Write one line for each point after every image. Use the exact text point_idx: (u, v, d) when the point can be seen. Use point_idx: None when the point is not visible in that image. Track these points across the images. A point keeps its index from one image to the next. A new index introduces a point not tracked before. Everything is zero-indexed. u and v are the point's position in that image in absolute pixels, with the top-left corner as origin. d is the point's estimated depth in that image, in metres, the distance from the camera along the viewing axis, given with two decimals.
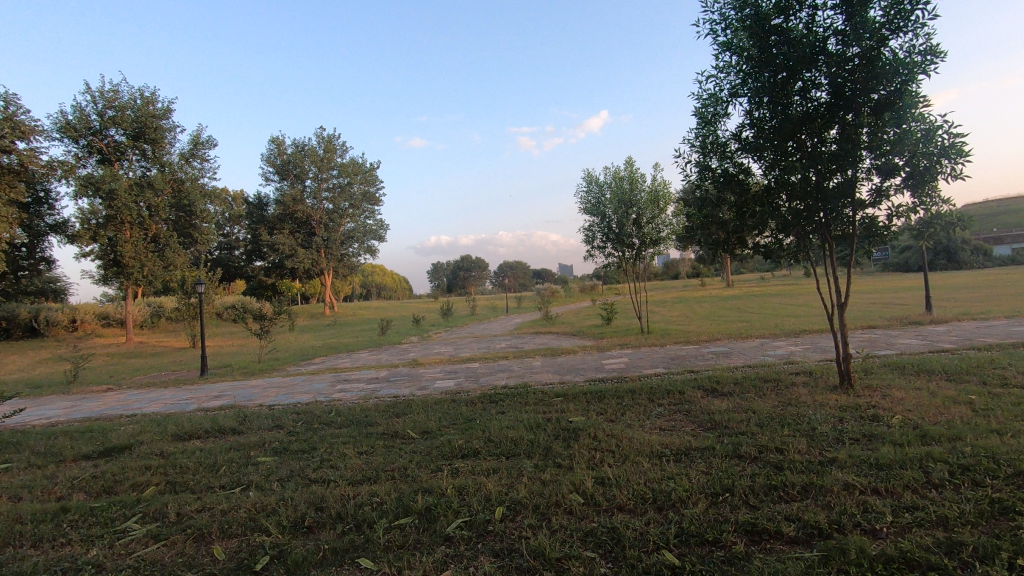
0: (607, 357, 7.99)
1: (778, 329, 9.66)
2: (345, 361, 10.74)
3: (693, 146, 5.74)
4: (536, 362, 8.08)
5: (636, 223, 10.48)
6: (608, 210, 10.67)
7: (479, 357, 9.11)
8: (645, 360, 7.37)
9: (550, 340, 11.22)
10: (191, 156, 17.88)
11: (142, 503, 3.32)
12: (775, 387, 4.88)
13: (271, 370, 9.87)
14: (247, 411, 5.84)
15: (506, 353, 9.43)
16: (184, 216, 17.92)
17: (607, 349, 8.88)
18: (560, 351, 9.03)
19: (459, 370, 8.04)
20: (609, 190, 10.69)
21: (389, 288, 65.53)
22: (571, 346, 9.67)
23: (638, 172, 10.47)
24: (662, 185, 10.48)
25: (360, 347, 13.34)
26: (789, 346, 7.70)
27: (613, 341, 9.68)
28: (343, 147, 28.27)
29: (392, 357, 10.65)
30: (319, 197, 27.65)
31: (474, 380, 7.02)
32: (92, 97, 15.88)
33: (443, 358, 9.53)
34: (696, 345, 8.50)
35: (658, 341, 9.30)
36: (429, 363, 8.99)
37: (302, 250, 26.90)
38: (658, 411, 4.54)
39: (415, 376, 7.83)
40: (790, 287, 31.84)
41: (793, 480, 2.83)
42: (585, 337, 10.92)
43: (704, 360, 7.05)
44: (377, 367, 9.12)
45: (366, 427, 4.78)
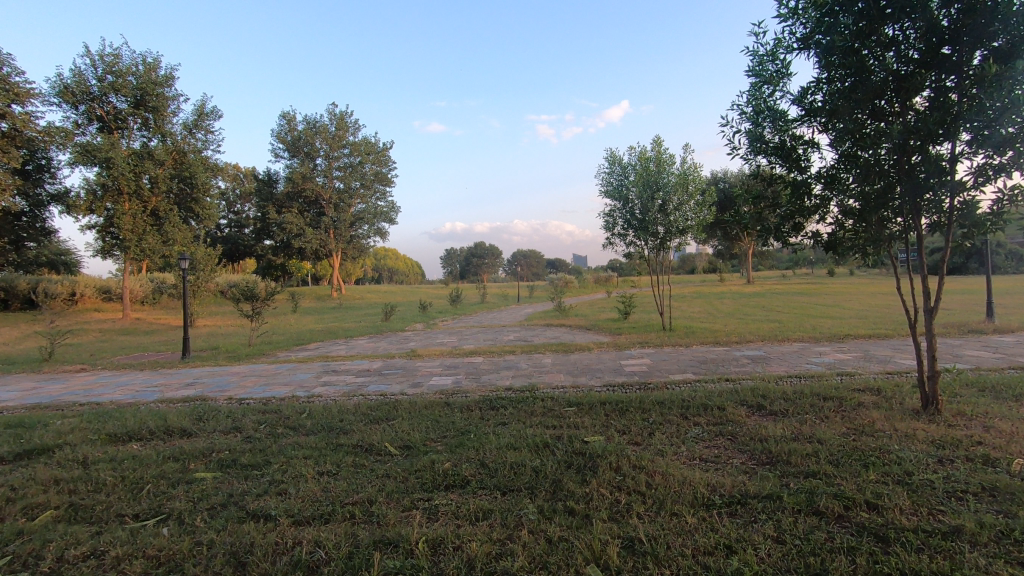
0: (626, 357, 7.11)
1: (818, 332, 8.68)
2: (340, 348, 9.96)
3: (743, 113, 4.78)
4: (547, 360, 7.21)
5: (661, 210, 9.51)
6: (631, 195, 9.73)
7: (483, 351, 8.25)
8: (670, 364, 6.46)
9: (563, 333, 10.36)
10: (194, 126, 17.19)
11: (21, 539, 2.53)
12: (839, 408, 3.97)
13: (259, 355, 9.12)
14: (210, 406, 5.07)
15: (514, 347, 8.57)
16: (185, 189, 17.25)
17: (626, 347, 7.99)
18: (573, 347, 8.15)
19: (460, 365, 7.19)
20: (633, 173, 9.74)
21: (401, 273, 65.02)
22: (585, 342, 8.78)
23: (666, 153, 9.49)
24: (691, 169, 9.50)
25: (360, 333, 12.58)
26: (836, 354, 6.73)
27: (632, 339, 8.77)
28: (355, 125, 27.43)
29: (391, 346, 9.87)
30: (330, 176, 26.92)
31: (474, 379, 6.18)
32: (92, 61, 15.21)
33: (444, 350, 8.69)
34: (726, 347, 7.59)
35: (683, 340, 8.37)
36: (428, 355, 8.16)
37: (310, 231, 26.23)
38: (694, 434, 3.66)
39: (410, 370, 7.02)
40: (815, 286, 30.49)
41: (914, 565, 1.95)
42: (601, 332, 10.02)
43: (741, 366, 6.12)
44: (373, 357, 8.35)
45: (337, 435, 3.97)
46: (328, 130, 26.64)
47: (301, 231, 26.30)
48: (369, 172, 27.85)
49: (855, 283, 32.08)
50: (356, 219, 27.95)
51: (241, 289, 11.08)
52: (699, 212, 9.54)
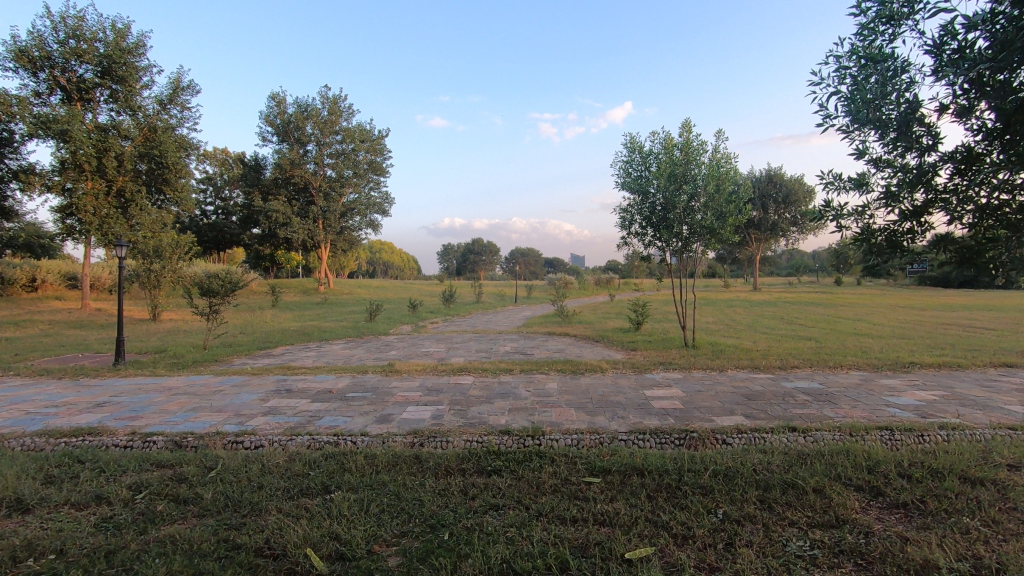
0: (650, 386, 5.73)
1: (872, 357, 7.34)
2: (307, 355, 8.54)
3: (845, 68, 3.45)
4: (552, 386, 5.81)
5: (688, 208, 8.12)
6: (652, 189, 8.33)
7: (475, 368, 6.85)
8: (711, 401, 5.06)
9: (568, 346, 8.99)
10: (169, 101, 15.80)
11: None
12: (1006, 505, 2.62)
13: (209, 363, 7.68)
14: (93, 450, 3.68)
15: (511, 363, 7.17)
16: (156, 169, 15.72)
17: (646, 369, 6.62)
18: (582, 367, 6.77)
19: (444, 388, 5.79)
20: (655, 162, 8.31)
21: (397, 267, 63.56)
22: (595, 360, 7.39)
23: (696, 140, 8.08)
24: (726, 161, 8.09)
25: (338, 335, 11.16)
26: (916, 392, 5.36)
27: (651, 358, 7.39)
28: (349, 111, 25.92)
29: (368, 355, 8.47)
30: (321, 163, 25.40)
31: (459, 412, 4.80)
32: (52, 24, 13.72)
33: (429, 364, 7.29)
34: (771, 375, 6.24)
35: (713, 362, 7.00)
36: (407, 371, 6.76)
37: (297, 220, 24.73)
38: (797, 551, 2.29)
39: (381, 393, 5.63)
40: (825, 296, 29.23)
41: None
42: (611, 347, 8.62)
43: (804, 409, 4.73)
44: (341, 371, 6.94)
45: (243, 521, 2.60)
46: (320, 114, 25.10)
47: (288, 221, 24.80)
48: (363, 161, 26.36)
49: (865, 294, 30.90)
50: (348, 209, 26.52)
51: (200, 283, 9.64)
52: (732, 213, 8.13)
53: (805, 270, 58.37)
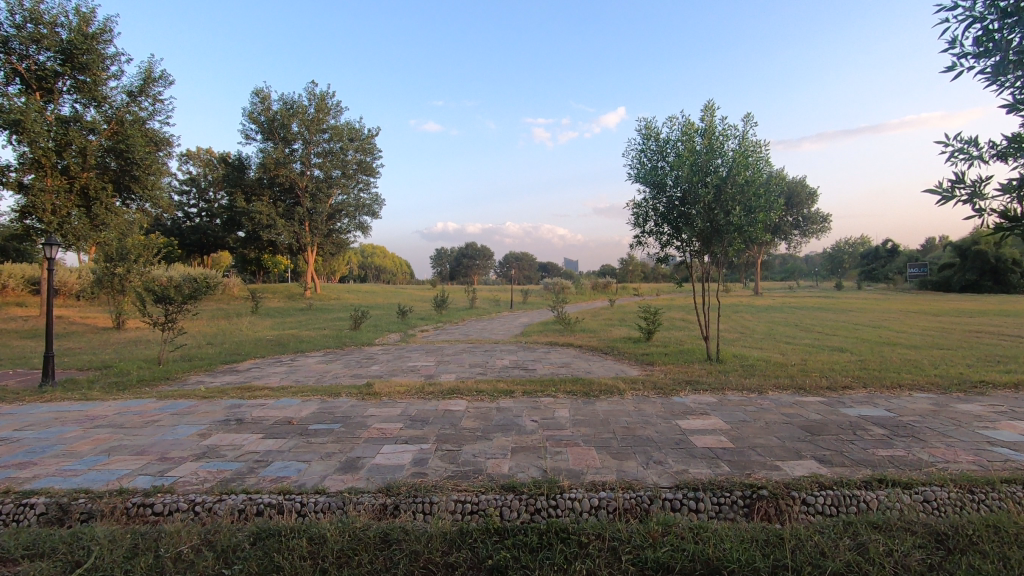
0: (683, 415, 4.68)
1: (931, 375, 6.30)
2: (275, 372, 7.43)
3: None
4: (563, 414, 4.75)
5: (711, 203, 7.08)
6: (671, 182, 7.31)
7: (468, 390, 5.78)
8: (766, 438, 4.02)
9: (575, 359, 7.91)
10: (139, 92, 14.70)
11: None
12: None
13: (156, 383, 6.53)
14: None
15: (511, 382, 6.10)
16: (123, 165, 14.53)
17: (672, 391, 5.58)
18: (595, 388, 5.72)
19: (430, 418, 4.72)
20: (673, 151, 7.31)
21: (389, 271, 62.41)
22: (609, 378, 6.33)
23: (720, 126, 7.08)
24: (755, 149, 7.06)
25: (316, 346, 10.03)
26: (1014, 422, 4.34)
27: (674, 376, 6.35)
28: (337, 108, 24.74)
29: (345, 371, 7.37)
30: (307, 163, 24.26)
31: (447, 455, 3.74)
32: (7, 6, 12.56)
33: (414, 384, 6.20)
34: (824, 399, 5.20)
35: (748, 382, 5.97)
36: (387, 393, 5.68)
37: (281, 222, 23.51)
38: None
39: (353, 424, 4.56)
40: (830, 300, 28.33)
41: None
42: (622, 361, 7.58)
43: (891, 450, 3.70)
44: (308, 393, 5.86)
45: None
46: (307, 112, 23.93)
47: (271, 222, 23.58)
48: (352, 161, 25.26)
49: (870, 299, 30.02)
50: (335, 211, 25.46)
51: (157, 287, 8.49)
52: (762, 209, 7.07)
53: (803, 274, 57.67)
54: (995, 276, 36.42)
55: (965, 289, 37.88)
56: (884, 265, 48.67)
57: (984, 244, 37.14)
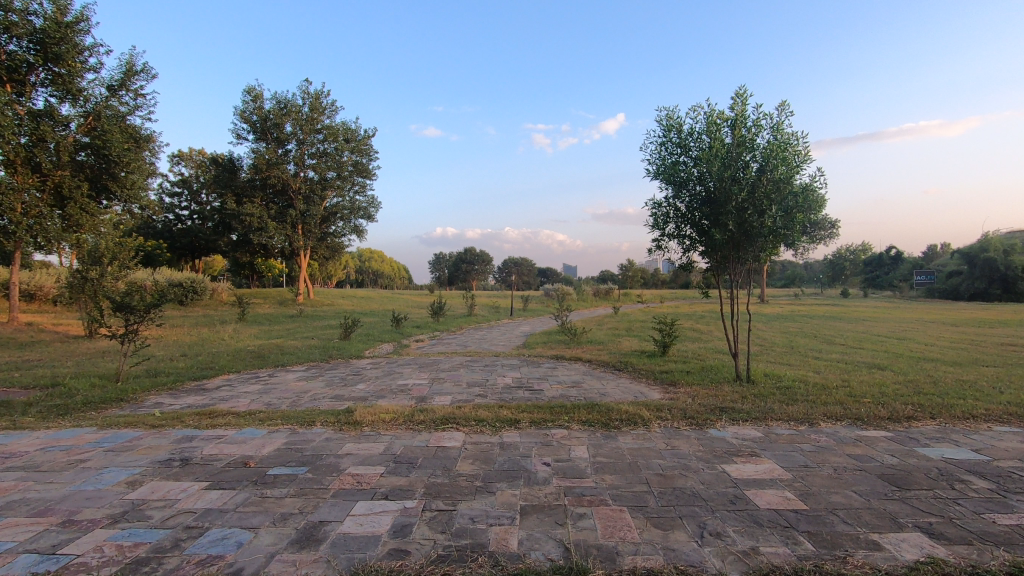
0: (729, 457, 3.81)
1: (1001, 400, 5.45)
2: (247, 391, 6.55)
3: None
4: (581, 455, 3.88)
5: (742, 203, 6.21)
6: (694, 178, 6.47)
7: (466, 418, 4.91)
8: (843, 493, 3.15)
9: (586, 377, 7.05)
10: (119, 86, 13.90)
11: None
12: None
13: (104, 406, 5.64)
14: None
15: (515, 408, 5.23)
16: (101, 163, 13.69)
17: (706, 423, 4.72)
18: (614, 417, 4.85)
19: (418, 459, 3.85)
20: (698, 144, 6.45)
21: (387, 276, 61.60)
22: (628, 402, 5.48)
23: (751, 115, 6.21)
24: (792, 141, 6.16)
25: (299, 359, 9.14)
26: None
27: (704, 401, 5.50)
28: (332, 107, 23.90)
29: (326, 390, 6.48)
30: (302, 164, 23.49)
31: (437, 520, 2.88)
32: None
33: (402, 409, 5.33)
34: (891, 435, 4.34)
35: (792, 409, 5.10)
36: (371, 421, 4.81)
37: (273, 224, 22.57)
38: None
39: (323, 468, 3.69)
40: (839, 308, 27.53)
41: None
42: (640, 380, 6.72)
43: (1014, 515, 2.84)
44: (278, 421, 4.98)
45: None
46: (300, 111, 23.09)
47: (262, 225, 22.63)
48: (347, 162, 24.46)
49: (878, 307, 29.25)
50: (330, 213, 24.67)
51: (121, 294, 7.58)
52: (802, 209, 6.15)
53: (805, 281, 57.03)
54: (1004, 285, 35.74)
55: (973, 298, 37.18)
56: (888, 273, 48.01)
57: (992, 251, 36.49)
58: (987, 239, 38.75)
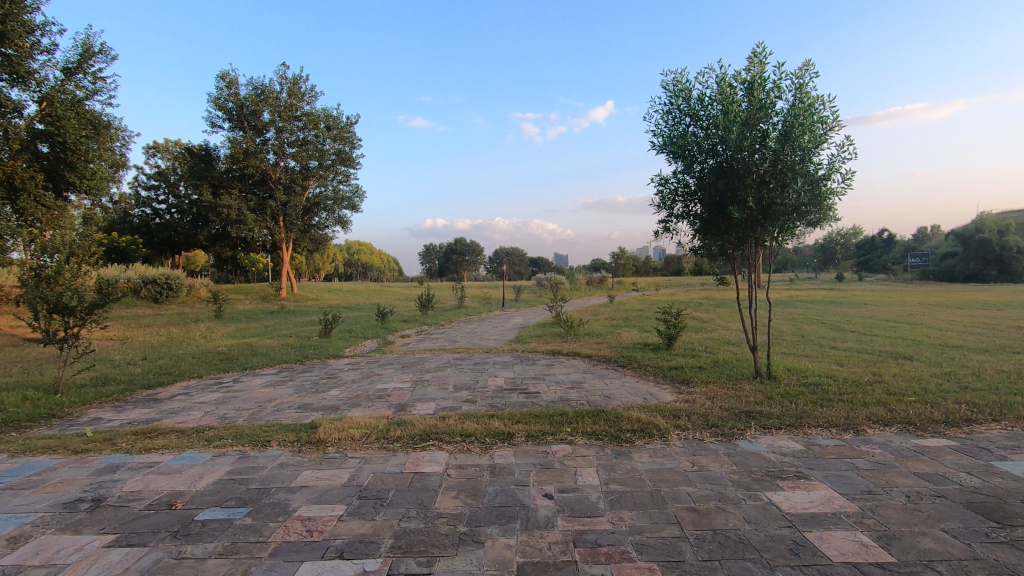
0: (772, 482, 3.09)
1: None
2: (203, 401, 5.75)
3: None
4: (591, 483, 3.14)
5: (758, 180, 5.50)
6: (706, 150, 5.71)
7: (451, 432, 4.16)
8: (933, 535, 2.44)
9: (587, 377, 6.33)
10: (74, 68, 12.85)
11: None
12: None
13: (28, 426, 4.82)
14: None
15: (509, 418, 4.48)
16: (57, 151, 12.67)
17: (734, 433, 4.00)
18: (625, 427, 4.12)
19: (389, 493, 3.09)
20: (710, 111, 5.69)
21: (377, 268, 60.55)
22: (639, 407, 4.77)
23: (772, 76, 5.43)
24: (819, 104, 5.38)
25: (271, 360, 8.35)
26: None
27: (725, 403, 4.78)
28: (312, 93, 22.85)
29: (293, 398, 5.70)
30: (282, 153, 22.44)
31: None
32: None
33: (377, 421, 4.57)
34: (959, 446, 3.63)
35: (829, 412, 4.40)
36: (337, 440, 4.04)
37: (252, 216, 21.55)
38: None
39: (269, 510, 2.92)
40: (837, 293, 27.10)
41: None
42: (647, 379, 6.01)
43: None
44: (228, 441, 4.19)
45: None
46: (278, 97, 22.02)
47: (241, 217, 21.60)
48: (329, 151, 23.49)
49: (875, 291, 28.84)
50: (313, 204, 23.74)
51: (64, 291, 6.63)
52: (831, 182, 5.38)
53: (798, 266, 56.78)
54: (999, 266, 35.52)
55: (968, 279, 36.91)
56: (881, 256, 47.84)
57: (988, 232, 36.23)
58: (981, 220, 38.42)
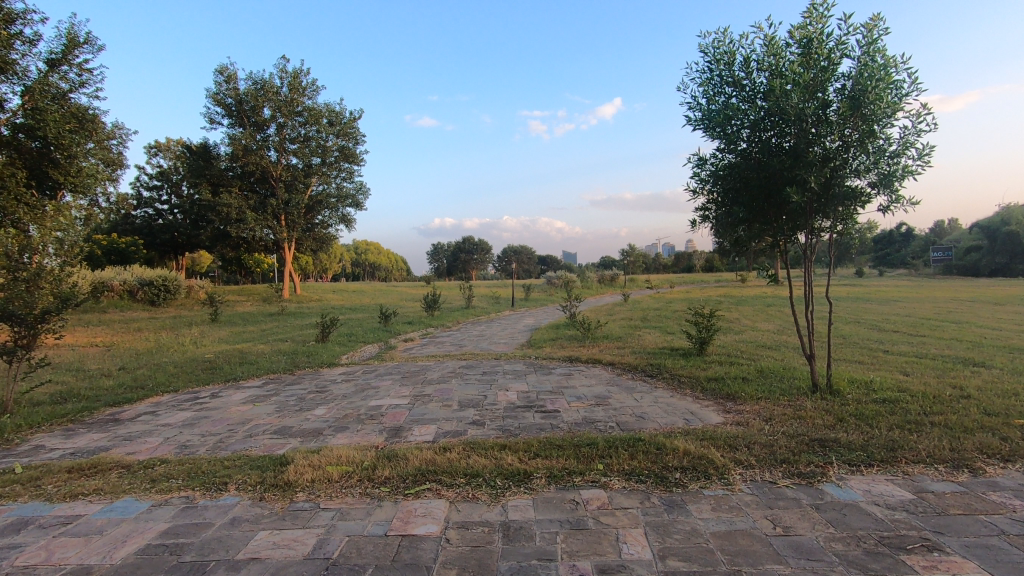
0: (896, 559, 2.21)
1: None
2: (168, 423, 4.95)
3: None
4: (641, 557, 2.29)
5: (815, 159, 4.64)
6: (751, 125, 4.84)
7: (454, 471, 3.32)
8: None
9: (613, 390, 5.46)
10: (58, 59, 12.15)
11: None
12: None
13: None
14: None
15: (526, 450, 3.63)
16: (40, 146, 11.98)
17: (814, 473, 3.13)
18: (672, 465, 3.26)
19: (366, 573, 2.25)
20: (758, 76, 4.81)
21: (384, 267, 59.98)
22: (683, 434, 3.90)
23: (834, 32, 4.51)
24: (893, 64, 4.45)
25: (259, 369, 7.56)
26: None
27: (788, 428, 3.90)
28: (313, 87, 22.11)
29: (271, 420, 4.87)
30: (283, 150, 21.79)
31: None
32: None
33: (364, 452, 3.73)
34: None
35: (926, 442, 3.51)
36: (310, 483, 3.20)
37: (252, 215, 20.85)
38: None
39: None
40: (861, 289, 25.97)
41: None
42: (685, 394, 5.14)
43: None
44: (177, 483, 3.36)
45: None
46: (278, 91, 21.29)
47: (240, 215, 20.92)
48: (332, 147, 22.77)
49: (901, 286, 27.65)
50: (315, 202, 23.04)
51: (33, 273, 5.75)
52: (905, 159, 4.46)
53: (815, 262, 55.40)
54: None
55: (995, 274, 35.56)
56: (900, 250, 46.50)
57: (1016, 225, 34.85)
58: (1009, 212, 36.99)
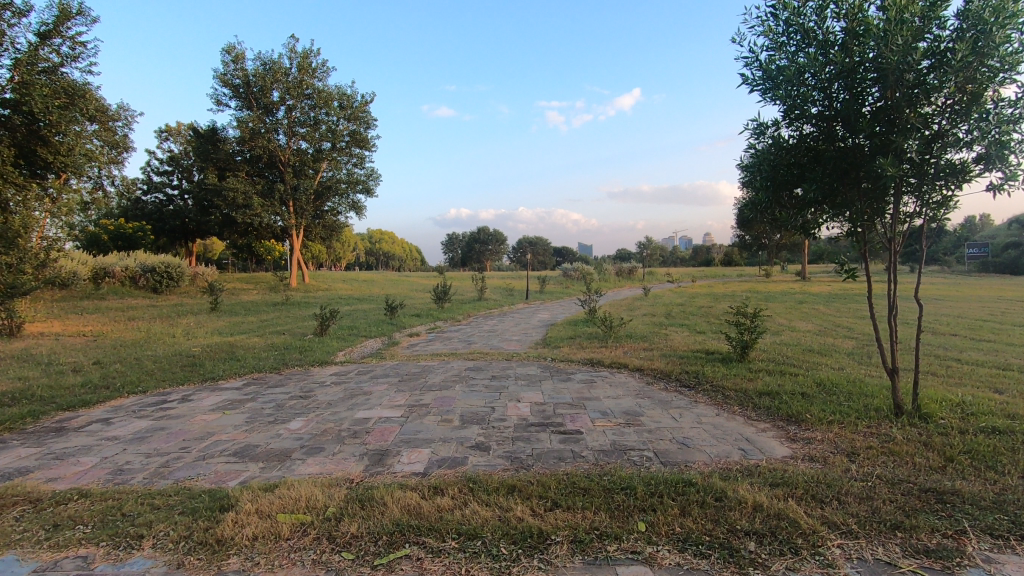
0: None
1: None
2: (117, 436, 4.17)
3: None
4: None
5: (909, 123, 3.68)
6: (827, 83, 3.88)
7: (444, 528, 2.45)
8: None
9: (646, 405, 4.57)
10: (49, 31, 11.48)
11: None
12: None
13: None
14: None
15: (542, 495, 2.76)
16: (28, 124, 11.32)
17: (950, 550, 2.22)
18: (744, 529, 2.36)
19: None
20: (838, 20, 3.84)
21: (398, 257, 59.40)
22: (745, 475, 2.99)
23: None
24: None
25: (243, 367, 6.79)
26: None
27: (884, 471, 2.99)
28: (323, 68, 21.31)
29: (236, 436, 4.07)
30: (292, 134, 21.12)
31: None
32: None
33: (332, 491, 2.88)
34: None
35: None
36: (250, 543, 2.37)
37: (259, 200, 20.21)
38: None
39: None
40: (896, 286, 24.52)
41: None
42: (735, 414, 4.23)
43: None
44: (82, 533, 2.55)
45: None
46: (286, 71, 20.51)
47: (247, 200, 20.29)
48: (342, 131, 22.00)
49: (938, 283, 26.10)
50: (325, 188, 22.34)
51: None
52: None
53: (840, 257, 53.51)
54: None
55: None
56: None
57: None
58: None
